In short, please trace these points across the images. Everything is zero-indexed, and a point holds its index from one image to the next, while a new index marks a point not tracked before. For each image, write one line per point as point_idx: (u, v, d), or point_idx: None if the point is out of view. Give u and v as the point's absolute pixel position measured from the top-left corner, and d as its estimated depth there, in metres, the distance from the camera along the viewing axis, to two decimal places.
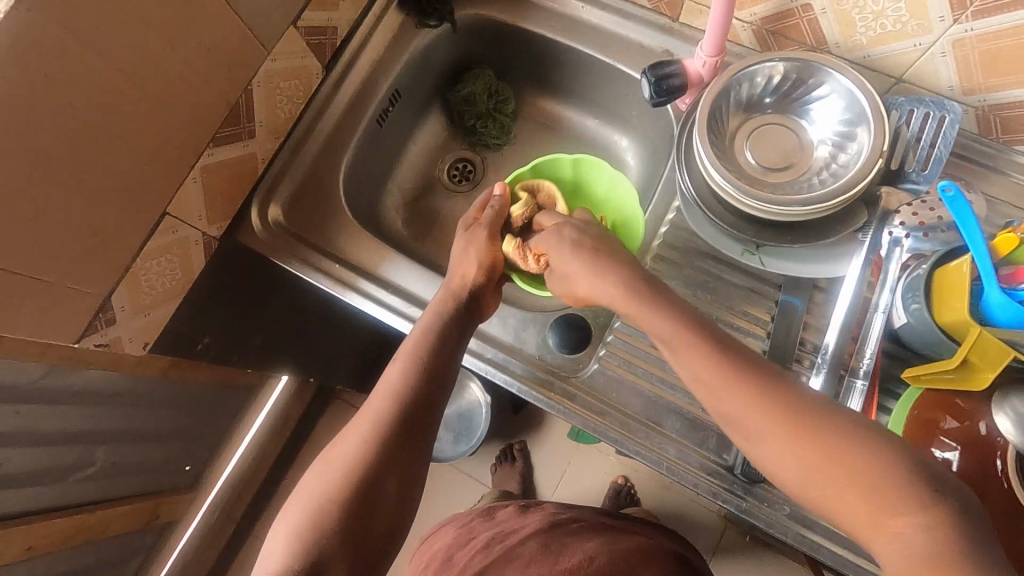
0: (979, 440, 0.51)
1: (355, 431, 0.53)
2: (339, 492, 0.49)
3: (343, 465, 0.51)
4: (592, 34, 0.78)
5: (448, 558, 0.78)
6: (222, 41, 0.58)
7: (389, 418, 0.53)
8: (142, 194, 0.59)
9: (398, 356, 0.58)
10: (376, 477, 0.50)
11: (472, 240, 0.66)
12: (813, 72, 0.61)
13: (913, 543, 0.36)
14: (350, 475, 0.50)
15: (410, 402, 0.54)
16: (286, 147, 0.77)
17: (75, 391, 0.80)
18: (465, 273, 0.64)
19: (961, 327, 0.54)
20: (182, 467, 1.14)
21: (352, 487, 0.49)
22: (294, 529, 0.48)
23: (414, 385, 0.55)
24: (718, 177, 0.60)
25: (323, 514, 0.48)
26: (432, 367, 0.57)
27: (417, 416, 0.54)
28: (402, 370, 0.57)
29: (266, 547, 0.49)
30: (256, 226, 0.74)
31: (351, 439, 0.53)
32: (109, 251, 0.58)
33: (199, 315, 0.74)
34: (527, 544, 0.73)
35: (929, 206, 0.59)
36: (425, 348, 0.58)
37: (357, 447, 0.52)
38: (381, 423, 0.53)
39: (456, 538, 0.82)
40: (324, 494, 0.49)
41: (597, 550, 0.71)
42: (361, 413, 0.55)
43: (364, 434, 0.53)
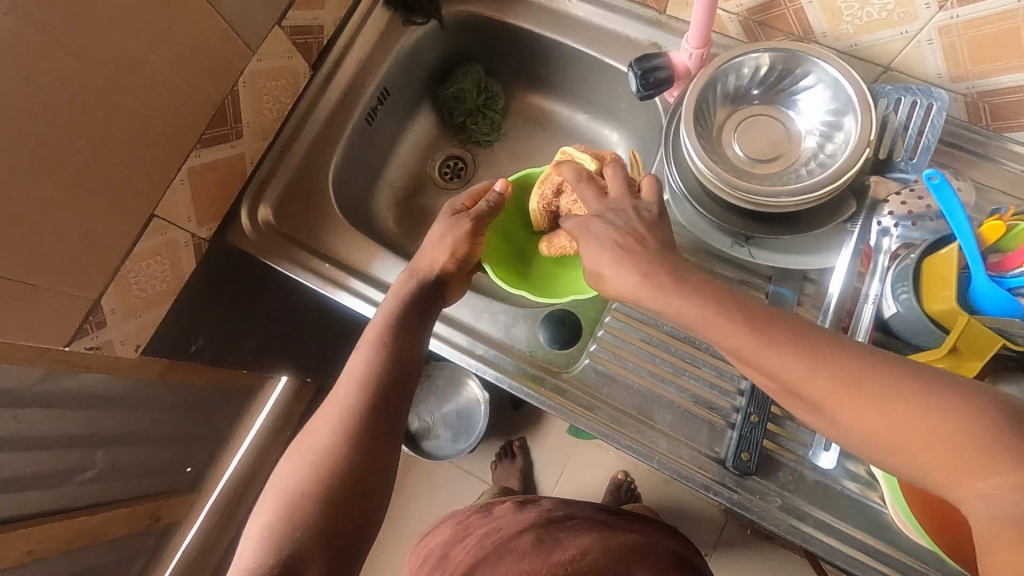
0: None
1: (325, 420, 0.54)
2: (314, 484, 0.49)
3: (314, 454, 0.51)
4: (580, 28, 0.77)
5: (444, 554, 0.78)
6: (206, 40, 0.58)
7: (354, 406, 0.53)
8: (128, 196, 0.59)
9: (364, 341, 0.59)
10: (348, 463, 0.50)
11: (444, 225, 0.65)
12: (799, 61, 0.61)
13: (995, 503, 0.33)
14: (321, 464, 0.50)
15: (375, 386, 0.55)
16: (275, 147, 0.76)
17: (72, 396, 0.80)
18: (434, 257, 0.64)
19: (951, 315, 0.53)
20: (182, 469, 1.14)
21: (325, 476, 0.49)
22: (268, 521, 0.47)
23: (378, 371, 0.56)
24: (705, 169, 0.60)
25: (298, 504, 0.48)
26: (396, 350, 0.58)
27: (383, 398, 0.55)
28: (367, 356, 0.57)
29: (243, 539, 0.48)
30: (245, 227, 0.74)
31: (323, 429, 0.53)
32: (97, 254, 0.58)
33: (192, 317, 0.74)
34: (523, 538, 0.73)
35: (918, 194, 0.58)
36: (390, 334, 0.59)
37: (329, 436, 0.52)
38: (349, 410, 0.53)
39: (452, 534, 0.82)
40: (297, 487, 0.49)
41: (591, 543, 0.71)
42: (329, 402, 0.55)
43: (334, 422, 0.53)
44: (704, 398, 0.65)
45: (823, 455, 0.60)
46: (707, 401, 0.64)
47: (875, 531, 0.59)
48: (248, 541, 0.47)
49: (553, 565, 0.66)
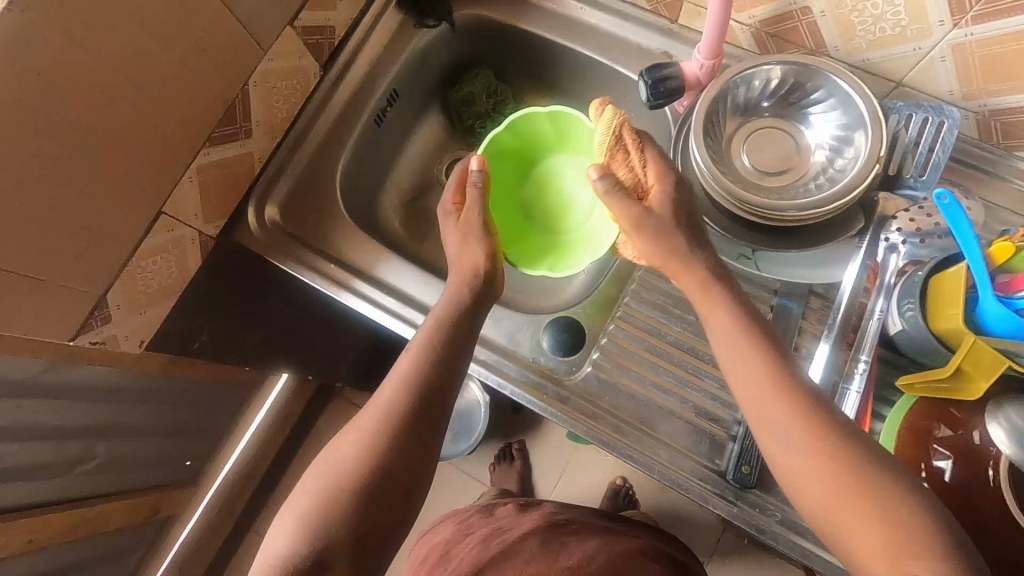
0: (972, 449, 0.50)
1: (365, 420, 0.53)
2: (353, 480, 0.49)
3: (352, 452, 0.51)
4: (591, 35, 0.77)
5: (443, 554, 0.78)
6: (218, 39, 0.58)
7: (397, 407, 0.53)
8: (137, 193, 0.59)
9: (414, 342, 0.58)
10: (389, 465, 0.50)
11: (463, 225, 0.65)
12: (811, 76, 0.60)
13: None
14: (359, 459, 0.50)
15: (422, 389, 0.54)
16: (283, 146, 0.77)
17: (75, 387, 0.81)
18: (471, 257, 0.64)
19: (956, 335, 0.53)
20: (182, 462, 1.15)
21: (361, 474, 0.49)
22: (303, 513, 0.48)
23: (425, 373, 0.55)
24: (713, 181, 0.60)
25: (335, 498, 0.48)
26: (446, 353, 0.57)
27: (429, 403, 0.54)
28: (412, 359, 0.56)
29: (273, 528, 0.49)
30: (252, 225, 0.75)
31: (363, 426, 0.52)
32: (105, 249, 0.58)
33: (197, 313, 0.74)
34: (528, 540, 0.74)
35: (926, 211, 0.58)
36: (439, 337, 0.58)
37: (368, 436, 0.52)
38: (391, 412, 0.53)
39: (452, 533, 0.83)
40: (336, 481, 0.49)
41: (597, 549, 0.72)
42: (374, 400, 0.55)
43: (375, 422, 0.52)
44: (706, 410, 0.65)
45: None
46: (709, 412, 0.64)
47: None
48: (279, 527, 0.48)
49: (559, 569, 0.67)
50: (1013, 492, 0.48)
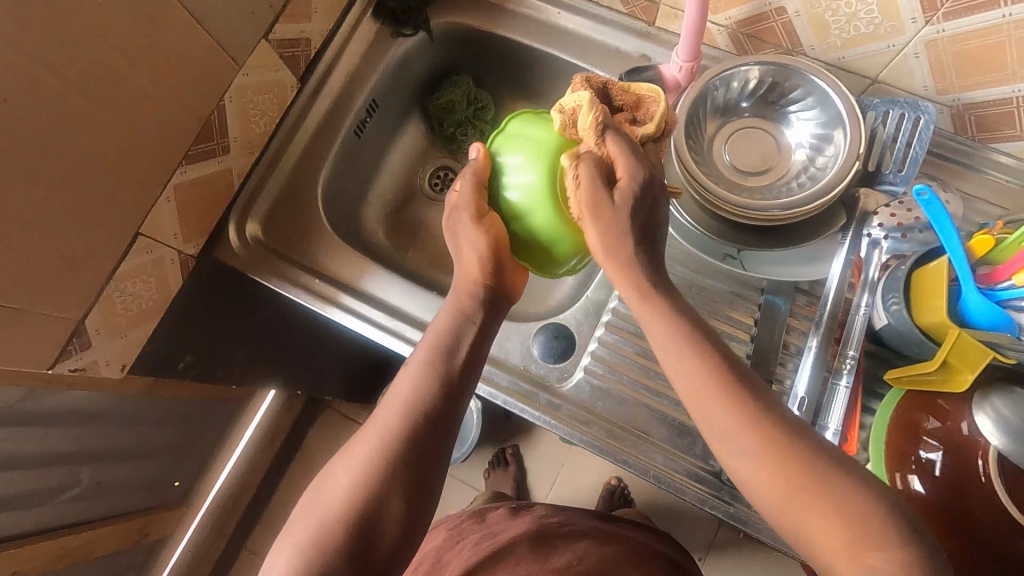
0: (961, 440, 0.51)
1: (363, 444, 0.51)
2: (343, 511, 0.47)
3: (335, 497, 0.48)
4: (570, 39, 0.77)
5: (436, 562, 0.77)
6: (190, 55, 0.57)
7: (395, 433, 0.50)
8: (111, 215, 0.57)
9: (397, 387, 0.53)
10: (387, 491, 0.48)
11: (458, 226, 0.58)
12: (789, 75, 0.61)
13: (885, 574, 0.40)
14: (353, 486, 0.48)
15: (410, 439, 0.50)
16: (262, 162, 0.75)
17: (55, 413, 0.79)
18: (469, 271, 0.57)
19: (939, 328, 0.54)
20: (170, 483, 1.13)
21: (351, 520, 0.47)
22: (298, 540, 0.47)
23: (412, 420, 0.51)
24: (696, 182, 0.60)
25: (329, 527, 0.47)
26: (433, 395, 0.52)
27: (419, 452, 0.50)
28: (396, 406, 0.52)
29: (270, 558, 0.48)
30: (233, 242, 0.73)
31: (361, 451, 0.50)
32: (82, 274, 0.57)
33: (179, 334, 0.73)
34: (518, 544, 0.73)
35: (907, 206, 0.59)
36: (426, 380, 0.53)
37: (353, 479, 0.49)
38: (390, 436, 0.50)
39: (446, 539, 0.82)
40: (329, 511, 0.48)
41: (587, 550, 0.72)
42: (355, 444, 0.52)
43: (356, 468, 0.49)
44: None
45: None
46: None
47: None
48: (276, 560, 0.47)
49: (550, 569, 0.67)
50: (1001, 480, 0.49)
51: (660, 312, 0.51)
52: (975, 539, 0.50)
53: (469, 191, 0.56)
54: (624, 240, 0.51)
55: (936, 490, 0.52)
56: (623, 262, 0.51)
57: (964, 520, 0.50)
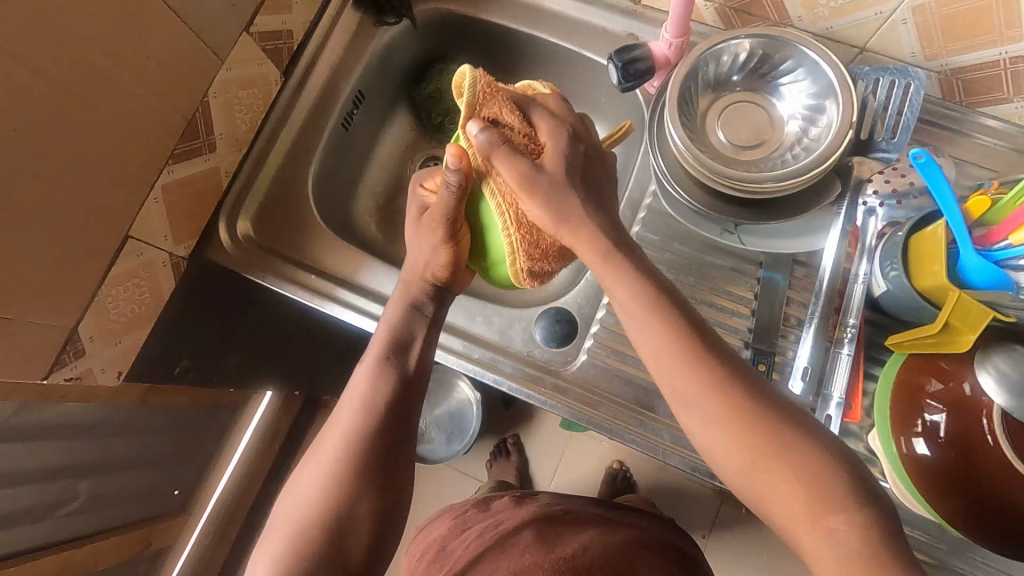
0: (963, 400, 0.51)
1: (329, 446, 0.53)
2: (318, 515, 0.50)
3: (306, 504, 0.50)
4: (556, 22, 0.76)
5: (440, 550, 0.78)
6: (172, 50, 0.56)
7: (360, 432, 0.52)
8: (98, 219, 0.56)
9: (354, 385, 0.55)
10: (357, 491, 0.51)
11: (429, 235, 0.57)
12: (779, 47, 0.61)
13: (842, 540, 0.42)
14: (325, 487, 0.51)
15: (373, 439, 0.52)
16: (250, 158, 0.74)
17: (49, 427, 0.77)
18: (419, 269, 0.59)
19: (938, 291, 0.55)
20: (170, 492, 1.11)
21: (325, 527, 0.49)
22: (275, 551, 0.49)
23: (375, 419, 0.53)
24: (691, 158, 0.60)
25: (304, 532, 0.49)
26: (394, 390, 0.55)
27: (382, 450, 0.53)
28: (357, 404, 0.54)
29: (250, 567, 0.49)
30: (224, 241, 0.72)
31: (328, 453, 0.52)
32: (74, 278, 0.56)
33: (174, 338, 0.71)
34: (523, 533, 0.73)
35: (900, 172, 0.59)
36: (383, 376, 0.55)
37: (322, 482, 0.51)
38: (356, 434, 0.53)
39: (451, 528, 0.82)
40: (302, 516, 0.50)
41: (592, 539, 0.71)
42: (318, 447, 0.54)
43: (324, 471, 0.51)
44: None
45: None
46: None
47: (934, 532, 0.60)
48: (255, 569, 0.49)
49: (556, 560, 0.67)
50: (1004, 438, 0.49)
51: (624, 269, 0.51)
52: (983, 498, 0.50)
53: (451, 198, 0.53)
54: (570, 205, 0.51)
55: (943, 452, 0.52)
56: (576, 223, 0.51)
57: (967, 481, 0.51)
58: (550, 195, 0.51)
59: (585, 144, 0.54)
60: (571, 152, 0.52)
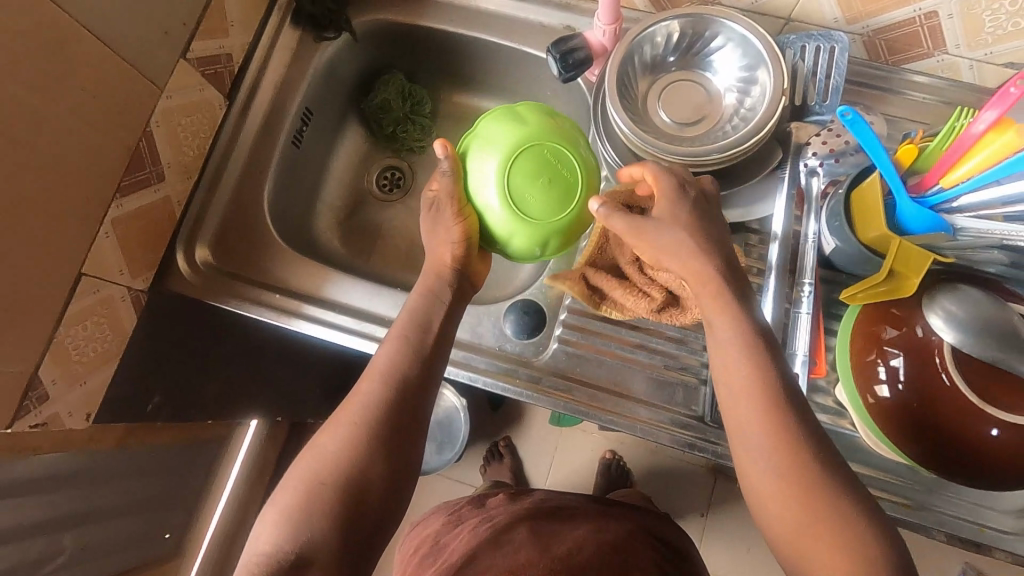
0: (919, 343, 0.53)
1: (346, 415, 0.54)
2: (331, 476, 0.51)
3: (321, 466, 0.51)
4: (494, 21, 0.77)
5: (434, 544, 0.78)
6: (106, 83, 0.56)
7: (379, 403, 0.54)
8: (49, 259, 0.55)
9: (376, 359, 0.57)
10: (370, 458, 0.52)
11: (438, 219, 0.62)
12: (707, 24, 0.63)
13: None
14: (340, 451, 0.52)
15: (390, 410, 0.54)
16: (202, 185, 0.73)
17: (26, 480, 0.76)
18: (441, 258, 0.62)
19: (882, 241, 0.56)
20: (161, 536, 1.09)
21: (338, 488, 0.50)
22: (285, 507, 0.50)
23: (390, 392, 0.55)
24: (636, 139, 0.62)
25: (316, 490, 0.50)
26: (412, 366, 0.56)
27: (401, 418, 0.54)
28: (377, 376, 0.56)
29: (255, 529, 0.50)
30: (184, 270, 0.71)
31: (344, 422, 0.54)
32: (28, 322, 0.55)
33: (144, 374, 0.71)
34: (516, 529, 0.73)
35: (835, 132, 0.60)
36: (403, 351, 0.57)
37: (340, 445, 0.52)
38: (374, 403, 0.54)
39: (445, 524, 0.82)
40: (315, 475, 0.51)
41: (586, 537, 0.72)
42: (338, 414, 0.55)
43: (341, 437, 0.53)
44: (674, 361, 0.66)
45: None
46: (677, 362, 0.66)
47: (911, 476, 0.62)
48: (261, 530, 0.49)
49: (552, 559, 0.67)
50: (957, 376, 0.51)
51: (726, 300, 0.51)
52: (946, 436, 0.53)
53: (448, 183, 0.59)
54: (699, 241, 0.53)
55: (906, 396, 0.54)
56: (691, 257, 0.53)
57: (930, 421, 0.53)
58: (662, 235, 0.54)
59: (693, 187, 0.56)
60: (684, 196, 0.55)
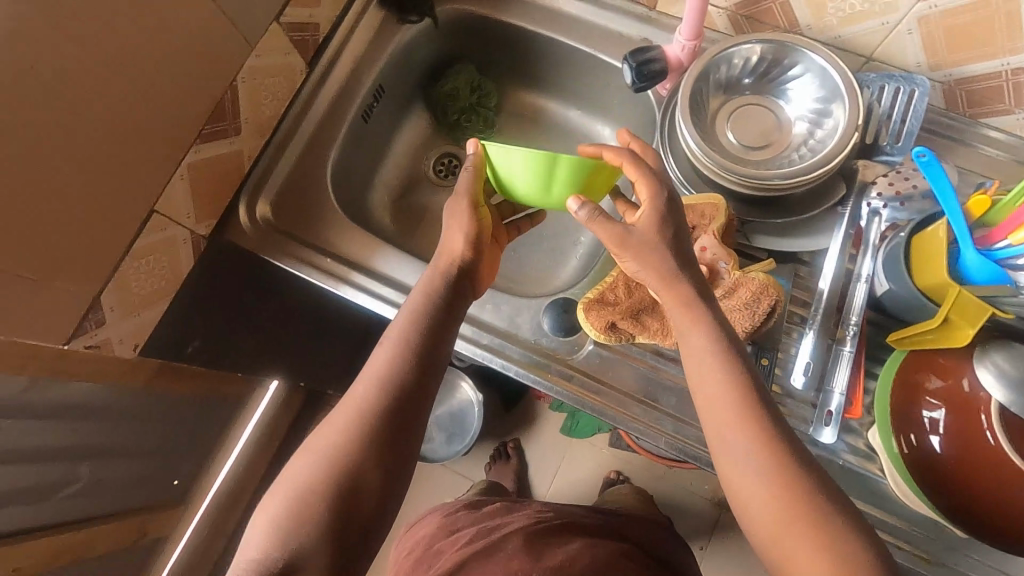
0: (963, 398, 0.52)
1: (342, 418, 0.53)
2: (324, 481, 0.49)
3: (314, 469, 0.50)
4: (572, 25, 0.79)
5: (428, 549, 0.79)
6: (206, 34, 0.59)
7: (373, 409, 0.53)
8: (128, 192, 0.58)
9: (372, 361, 0.56)
10: (362, 464, 0.51)
11: (453, 212, 0.62)
12: (788, 52, 0.63)
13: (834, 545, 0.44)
14: (335, 455, 0.51)
15: (386, 416, 0.53)
16: (271, 145, 0.76)
17: (61, 402, 0.79)
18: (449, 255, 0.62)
19: (939, 288, 0.56)
20: (170, 481, 1.12)
21: (331, 491, 0.49)
22: (276, 512, 0.48)
23: (387, 393, 0.54)
24: (701, 155, 0.62)
25: (309, 495, 0.49)
26: (410, 373, 0.55)
27: (389, 421, 0.53)
28: (373, 380, 0.55)
29: (244, 535, 0.48)
30: (244, 222, 0.74)
31: (341, 422, 0.53)
32: (100, 249, 0.58)
33: (190, 318, 0.73)
34: (510, 540, 0.73)
35: (904, 175, 0.60)
36: (400, 356, 0.56)
37: (335, 448, 0.51)
38: (371, 407, 0.53)
39: (438, 528, 0.84)
40: (307, 482, 0.49)
41: (580, 551, 0.70)
42: (331, 419, 0.54)
43: (336, 440, 0.52)
44: None
45: (824, 431, 0.60)
46: None
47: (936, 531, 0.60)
48: (251, 532, 0.48)
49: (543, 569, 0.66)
50: (1002, 437, 0.50)
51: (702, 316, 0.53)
52: (978, 496, 0.51)
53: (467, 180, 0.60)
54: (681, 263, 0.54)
55: (943, 450, 0.53)
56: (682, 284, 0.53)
57: (964, 477, 0.52)
58: (645, 252, 0.54)
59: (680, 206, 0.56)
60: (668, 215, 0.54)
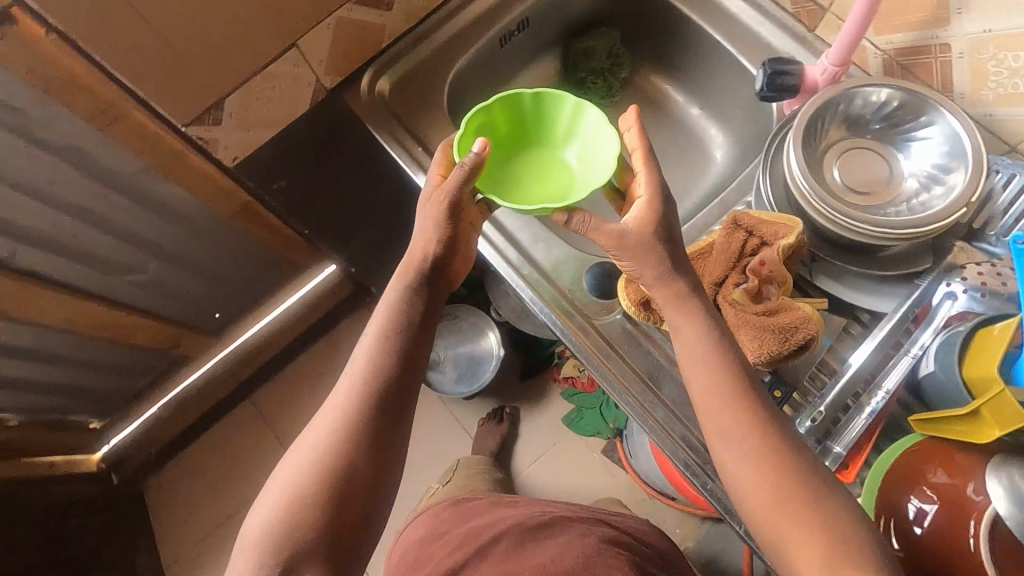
0: (962, 499, 0.50)
1: (328, 418, 0.51)
2: (316, 482, 0.48)
3: (302, 472, 0.48)
4: (726, 21, 0.79)
5: (417, 557, 0.77)
6: None
7: (356, 409, 0.51)
8: (282, 18, 0.65)
9: (354, 357, 0.54)
10: (351, 465, 0.49)
11: (429, 206, 0.56)
12: (928, 110, 0.61)
13: None
14: (322, 458, 0.49)
15: (371, 416, 0.51)
16: (413, 33, 0.80)
17: (142, 184, 0.79)
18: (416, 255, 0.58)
19: (984, 383, 0.53)
20: (212, 312, 1.15)
21: (322, 491, 0.47)
22: (269, 519, 0.47)
23: (378, 388, 0.52)
24: (797, 176, 0.62)
25: (301, 499, 0.47)
26: (391, 370, 0.53)
27: (382, 416, 0.51)
28: (355, 381, 0.52)
29: (239, 537, 0.48)
30: (363, 88, 0.79)
31: (327, 423, 0.51)
32: (241, 56, 0.66)
33: (285, 156, 0.80)
34: (502, 541, 0.70)
35: (998, 270, 0.58)
36: (382, 352, 0.53)
37: (323, 452, 0.49)
38: (357, 408, 0.51)
39: (428, 534, 0.81)
40: (298, 483, 0.48)
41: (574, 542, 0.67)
42: (319, 419, 0.52)
43: (324, 439, 0.50)
44: None
45: None
46: None
47: None
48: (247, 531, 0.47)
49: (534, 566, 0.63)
50: (988, 549, 0.48)
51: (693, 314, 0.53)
52: None
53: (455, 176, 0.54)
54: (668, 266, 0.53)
55: (921, 539, 0.52)
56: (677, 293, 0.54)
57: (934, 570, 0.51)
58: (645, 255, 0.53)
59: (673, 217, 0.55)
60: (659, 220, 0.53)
